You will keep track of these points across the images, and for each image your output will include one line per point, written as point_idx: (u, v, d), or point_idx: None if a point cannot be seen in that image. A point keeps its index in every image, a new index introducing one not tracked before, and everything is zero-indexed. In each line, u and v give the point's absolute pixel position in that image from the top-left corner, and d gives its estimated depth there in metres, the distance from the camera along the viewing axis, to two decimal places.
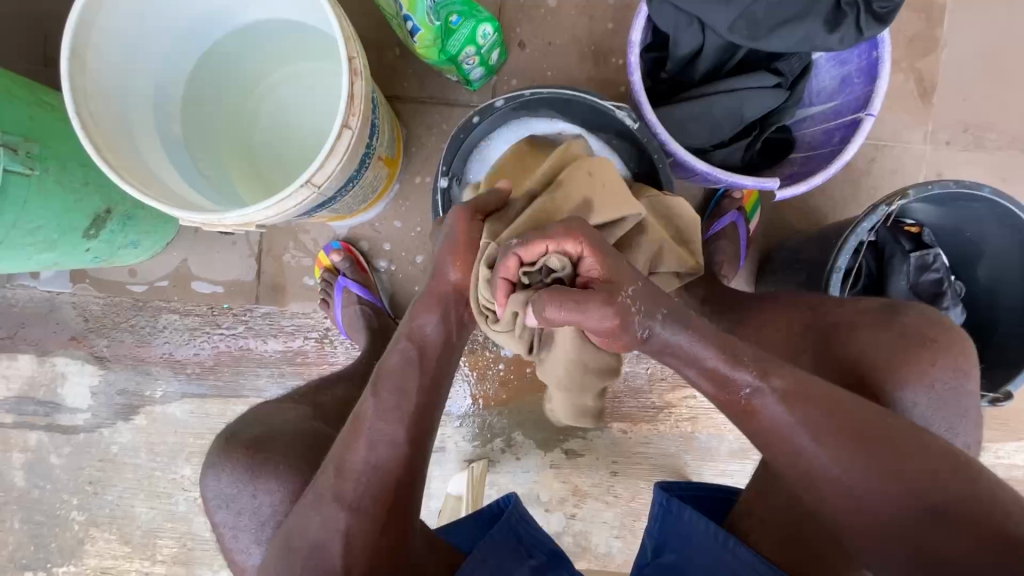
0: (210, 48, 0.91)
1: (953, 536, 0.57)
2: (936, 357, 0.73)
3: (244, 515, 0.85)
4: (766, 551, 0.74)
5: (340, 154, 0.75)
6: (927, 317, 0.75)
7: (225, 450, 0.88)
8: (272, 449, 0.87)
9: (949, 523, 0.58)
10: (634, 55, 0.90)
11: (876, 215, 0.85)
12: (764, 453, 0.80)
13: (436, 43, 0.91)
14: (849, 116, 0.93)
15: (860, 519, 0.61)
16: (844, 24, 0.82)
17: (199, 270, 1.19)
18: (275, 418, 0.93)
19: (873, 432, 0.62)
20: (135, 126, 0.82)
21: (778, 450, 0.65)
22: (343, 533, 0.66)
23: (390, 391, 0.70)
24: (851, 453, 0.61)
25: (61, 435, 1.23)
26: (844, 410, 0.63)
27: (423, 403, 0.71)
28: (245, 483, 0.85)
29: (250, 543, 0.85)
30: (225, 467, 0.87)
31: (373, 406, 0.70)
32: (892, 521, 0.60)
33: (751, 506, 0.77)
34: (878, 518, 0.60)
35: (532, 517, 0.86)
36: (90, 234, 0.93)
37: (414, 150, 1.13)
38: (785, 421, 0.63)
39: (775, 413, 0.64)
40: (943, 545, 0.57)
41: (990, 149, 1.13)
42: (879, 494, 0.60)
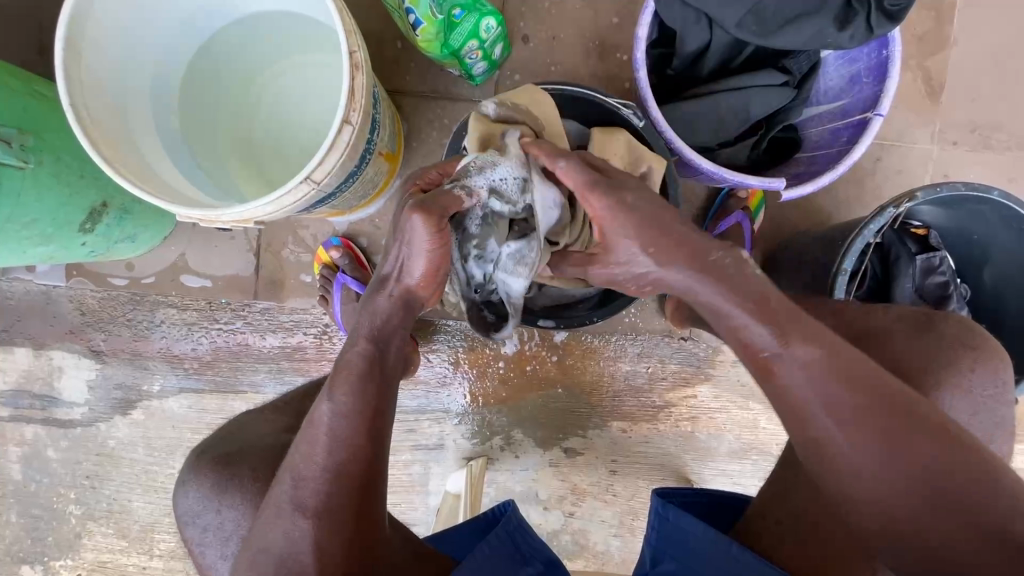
0: (209, 39, 0.89)
1: (952, 526, 0.55)
2: (977, 361, 0.71)
3: (210, 531, 0.84)
4: (778, 556, 0.71)
5: (341, 150, 0.73)
6: (966, 325, 0.74)
7: (196, 466, 0.88)
8: (241, 464, 0.86)
9: (952, 512, 0.55)
10: (640, 51, 0.89)
11: (884, 217, 0.84)
12: (786, 454, 0.77)
13: (439, 37, 0.90)
14: (856, 116, 0.92)
15: (862, 495, 0.59)
16: (854, 22, 0.81)
17: (197, 264, 1.18)
18: (254, 431, 0.92)
19: (900, 399, 0.59)
20: (132, 119, 0.81)
21: (796, 420, 0.62)
22: (295, 544, 0.63)
23: (345, 389, 0.68)
24: (860, 423, 0.59)
25: (57, 429, 1.22)
26: (875, 386, 0.59)
27: (377, 404, 0.68)
28: (211, 500, 0.84)
29: (218, 559, 0.84)
30: (194, 485, 0.86)
31: (329, 409, 0.67)
32: (897, 495, 0.57)
33: (765, 509, 0.75)
34: (886, 498, 0.58)
35: (530, 523, 0.85)
36: (85, 228, 0.91)
37: (414, 145, 1.11)
38: (807, 384, 0.61)
39: (800, 375, 0.61)
40: (940, 533, 0.55)
41: (998, 149, 1.11)
42: (897, 475, 0.57)
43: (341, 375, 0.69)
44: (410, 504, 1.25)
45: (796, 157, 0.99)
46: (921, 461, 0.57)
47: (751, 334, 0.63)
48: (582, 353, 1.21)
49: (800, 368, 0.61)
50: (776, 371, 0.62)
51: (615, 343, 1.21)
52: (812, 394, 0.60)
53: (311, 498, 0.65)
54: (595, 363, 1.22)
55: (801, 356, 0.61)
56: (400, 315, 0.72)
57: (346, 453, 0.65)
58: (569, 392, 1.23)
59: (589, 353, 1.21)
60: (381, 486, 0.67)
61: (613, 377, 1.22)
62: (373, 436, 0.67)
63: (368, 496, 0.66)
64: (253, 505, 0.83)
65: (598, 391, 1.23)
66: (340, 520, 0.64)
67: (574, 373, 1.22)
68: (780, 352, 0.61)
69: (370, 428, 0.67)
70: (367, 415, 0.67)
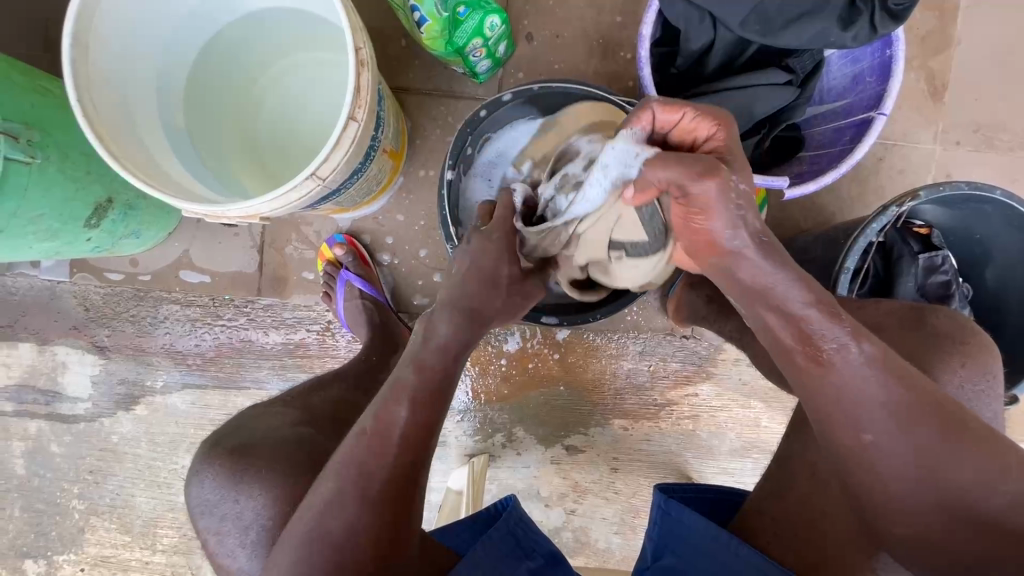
0: (213, 37, 0.89)
1: (982, 536, 0.58)
2: (967, 357, 0.71)
3: (217, 524, 0.85)
4: (777, 552, 0.71)
5: (347, 146, 0.74)
6: (956, 319, 0.74)
7: (209, 456, 0.88)
8: (259, 454, 0.86)
9: (982, 524, 0.59)
10: (644, 49, 0.89)
11: (886, 216, 0.84)
12: (782, 450, 0.78)
13: (443, 35, 0.90)
14: (859, 115, 0.92)
15: (901, 504, 0.60)
16: (858, 22, 0.81)
17: (200, 261, 1.18)
18: (259, 426, 0.92)
19: (952, 412, 0.60)
20: (138, 116, 0.81)
21: (845, 422, 0.61)
22: (318, 532, 0.64)
23: (422, 402, 0.69)
24: (915, 436, 0.59)
25: (61, 424, 1.23)
26: (927, 392, 0.60)
27: (439, 411, 0.71)
28: (227, 489, 0.85)
29: (236, 547, 0.84)
30: (210, 474, 0.86)
31: (407, 418, 0.68)
32: (934, 505, 0.59)
33: (763, 505, 0.75)
34: (927, 509, 0.59)
35: (531, 516, 0.86)
36: (91, 224, 0.92)
37: (418, 142, 1.12)
38: (867, 391, 0.60)
39: (860, 385, 0.60)
40: (970, 543, 0.58)
41: (1000, 149, 1.12)
42: (936, 482, 0.59)
43: (417, 387, 0.70)
44: None
45: (799, 156, 0.99)
46: (966, 475, 0.59)
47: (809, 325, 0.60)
48: (585, 351, 1.22)
49: (856, 363, 0.60)
50: (832, 365, 0.60)
51: (617, 341, 1.21)
52: (868, 391, 0.60)
53: None
54: (597, 361, 1.22)
55: (861, 354, 0.59)
56: (471, 334, 0.77)
57: (393, 451, 0.66)
58: (571, 390, 1.23)
59: (591, 351, 1.22)
60: (422, 484, 0.69)
61: (614, 375, 1.23)
62: (422, 436, 0.68)
63: (402, 489, 0.66)
64: (255, 500, 0.83)
65: (600, 389, 1.23)
66: (385, 510, 0.65)
67: (576, 371, 1.23)
68: (842, 347, 0.60)
69: (423, 430, 0.68)
70: (433, 423, 0.70)
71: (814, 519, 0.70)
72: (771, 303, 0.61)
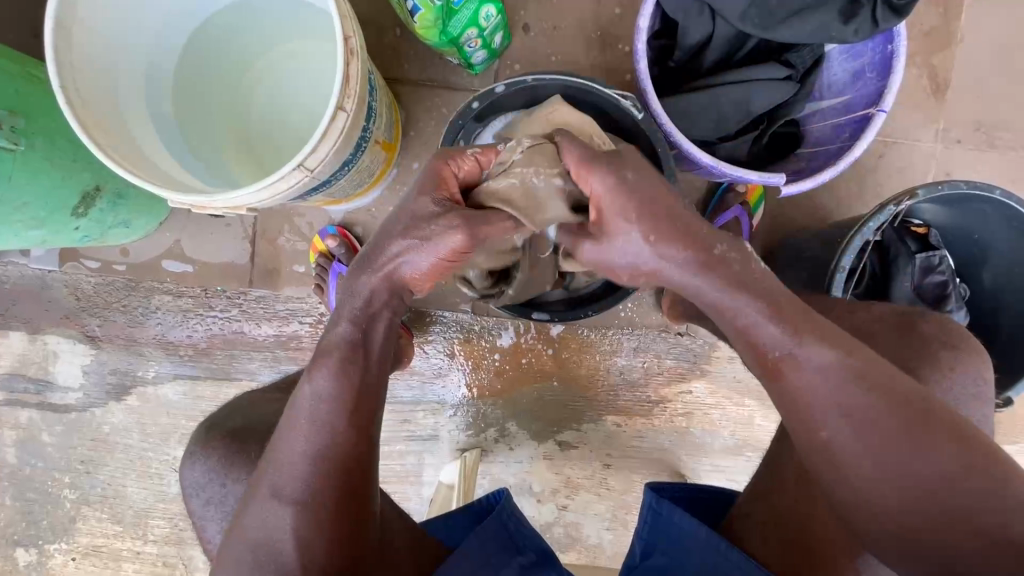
0: (202, 25, 0.88)
1: (950, 530, 0.56)
2: (957, 361, 0.70)
3: (211, 504, 0.85)
4: (762, 556, 0.71)
5: (335, 137, 0.72)
6: (945, 324, 0.72)
7: (205, 440, 0.87)
8: (248, 439, 0.86)
9: (953, 518, 0.56)
10: (641, 41, 0.87)
11: (884, 214, 0.83)
12: (767, 452, 0.78)
13: (437, 24, 0.86)
14: (859, 111, 0.91)
15: (865, 497, 0.59)
16: (860, 16, 0.79)
17: (192, 251, 1.17)
18: (254, 412, 0.91)
19: (912, 405, 0.59)
20: (125, 104, 0.80)
21: (804, 416, 0.62)
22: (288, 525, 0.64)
23: (327, 374, 0.67)
24: (869, 430, 0.59)
25: (52, 413, 1.22)
26: (897, 389, 0.60)
27: (357, 389, 0.68)
28: (217, 473, 0.84)
29: (217, 532, 0.85)
30: (202, 457, 0.86)
31: (311, 393, 0.67)
32: (895, 495, 0.58)
33: (750, 507, 0.74)
34: (887, 503, 0.59)
35: (523, 513, 0.84)
36: (78, 212, 0.90)
37: (413, 135, 1.10)
38: (819, 389, 0.60)
39: (809, 377, 0.61)
40: (936, 536, 0.57)
41: (1002, 148, 1.10)
42: (894, 473, 0.58)
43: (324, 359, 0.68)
44: (404, 494, 1.25)
45: (798, 153, 0.97)
46: (927, 466, 0.57)
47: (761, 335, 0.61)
48: (579, 346, 1.21)
49: (811, 371, 0.60)
50: (788, 370, 0.61)
51: (612, 337, 1.21)
52: (821, 391, 0.60)
53: (301, 480, 0.64)
54: (592, 357, 1.21)
55: (816, 358, 0.60)
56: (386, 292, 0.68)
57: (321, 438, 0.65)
58: (564, 385, 1.22)
59: (586, 347, 1.21)
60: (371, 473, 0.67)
61: (609, 371, 1.22)
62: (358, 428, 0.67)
63: (354, 485, 0.65)
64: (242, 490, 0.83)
65: (594, 385, 1.22)
66: (333, 503, 0.64)
67: (570, 367, 1.22)
68: (794, 352, 0.61)
69: (351, 412, 0.67)
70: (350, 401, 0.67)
71: (801, 522, 0.69)
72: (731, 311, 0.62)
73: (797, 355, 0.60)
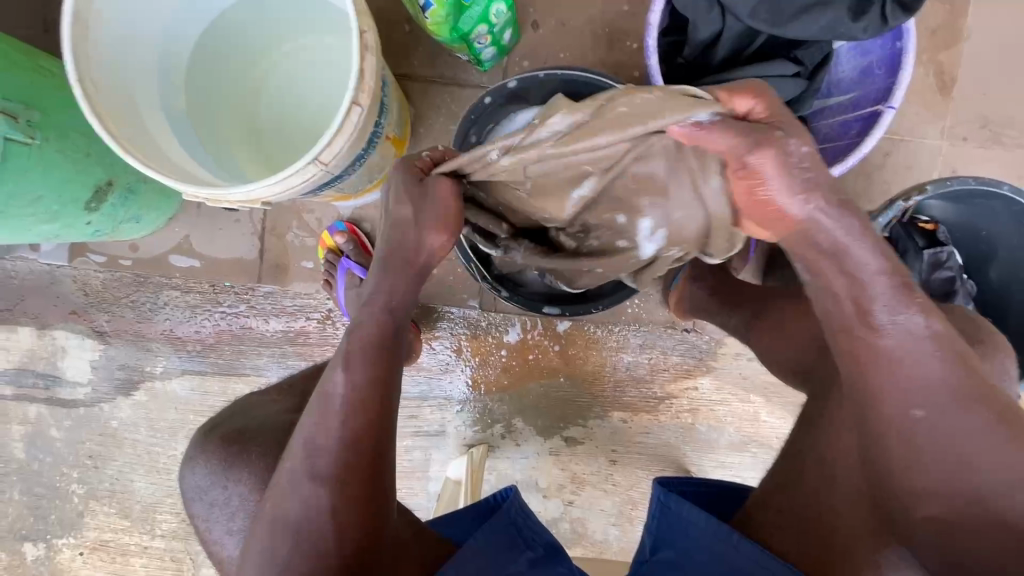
0: (214, 20, 0.88)
1: (997, 534, 0.54)
2: (986, 355, 0.69)
3: (216, 506, 0.85)
4: (780, 547, 0.69)
5: (350, 131, 0.72)
6: (971, 318, 0.73)
7: (203, 444, 0.88)
8: (248, 441, 0.86)
9: (1005, 522, 0.54)
10: (651, 38, 0.87)
11: (893, 210, 0.85)
12: (784, 448, 0.77)
13: (448, 20, 0.87)
14: (868, 108, 0.91)
15: (915, 484, 0.57)
16: (869, 13, 0.80)
17: (201, 246, 1.17)
18: (259, 412, 0.91)
19: (998, 401, 0.57)
20: (138, 98, 0.80)
21: (887, 388, 0.59)
22: (295, 522, 0.64)
23: (361, 361, 0.70)
24: (953, 418, 0.56)
25: (60, 409, 1.23)
26: (979, 380, 0.58)
27: (385, 377, 0.70)
28: (220, 475, 0.85)
29: (224, 534, 0.85)
30: (202, 460, 0.87)
31: (343, 381, 0.68)
32: (954, 491, 0.55)
33: (768, 499, 0.74)
34: (939, 495, 0.56)
35: (531, 508, 0.86)
36: (90, 207, 0.91)
37: (421, 131, 1.11)
38: (918, 362, 0.59)
39: (909, 351, 0.59)
40: (980, 538, 0.54)
41: (1008, 146, 1.11)
42: (958, 469, 0.55)
43: (359, 344, 0.71)
44: (410, 490, 1.25)
45: None
46: (999, 466, 0.54)
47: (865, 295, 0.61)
48: (585, 343, 1.22)
49: (900, 332, 0.59)
50: (880, 331, 0.60)
51: (618, 333, 1.21)
52: (914, 367, 0.59)
53: (316, 473, 0.65)
54: (598, 353, 1.22)
55: (910, 322, 0.59)
56: (414, 288, 0.75)
57: (356, 424, 0.67)
58: (570, 381, 1.23)
59: (592, 343, 1.22)
60: (387, 472, 0.67)
61: (615, 367, 1.22)
62: (377, 414, 0.68)
63: (373, 472, 0.66)
64: (255, 483, 0.83)
65: (600, 381, 1.23)
66: (344, 504, 0.63)
67: (576, 363, 1.22)
68: (883, 322, 0.60)
69: (378, 401, 0.68)
70: (375, 390, 0.69)
71: (824, 515, 0.68)
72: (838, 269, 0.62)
73: (889, 325, 0.60)
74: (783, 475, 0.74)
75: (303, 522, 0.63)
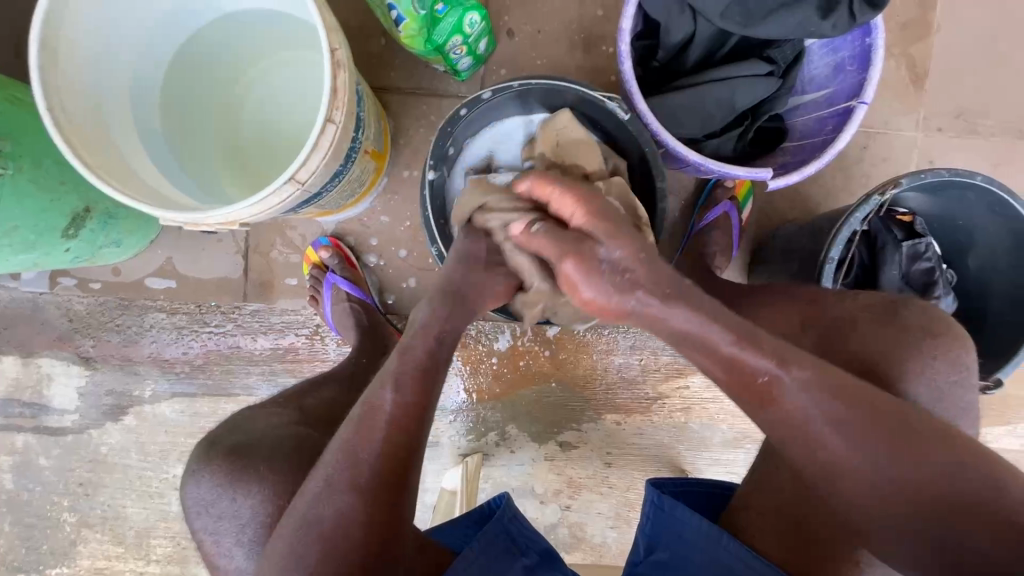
0: (189, 40, 0.88)
1: (976, 525, 0.57)
2: (937, 349, 0.71)
3: (223, 519, 0.82)
4: (761, 546, 0.72)
5: (326, 149, 0.72)
6: (929, 311, 0.74)
7: (206, 456, 0.86)
8: (252, 455, 0.84)
9: (975, 509, 0.57)
10: (624, 43, 0.87)
11: (869, 205, 0.84)
12: (762, 447, 0.79)
13: (421, 33, 0.88)
14: (841, 104, 0.92)
15: (881, 515, 0.61)
16: (837, 11, 0.81)
17: (185, 268, 1.17)
18: (258, 423, 0.90)
19: (890, 413, 0.62)
20: (114, 123, 0.80)
21: (805, 437, 0.63)
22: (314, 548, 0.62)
23: (411, 382, 0.68)
24: (866, 441, 0.61)
25: (48, 437, 1.22)
26: (870, 400, 0.63)
27: (429, 400, 0.69)
28: (226, 487, 0.83)
29: (233, 547, 0.82)
30: (207, 473, 0.84)
31: (393, 398, 0.67)
32: (913, 508, 0.59)
33: (748, 500, 0.76)
34: (907, 515, 0.60)
35: (521, 515, 0.84)
36: (68, 234, 0.90)
37: (402, 142, 1.11)
38: (812, 411, 0.62)
39: (801, 401, 0.62)
40: (967, 539, 0.57)
41: (983, 135, 1.12)
42: (897, 484, 0.60)
43: (405, 364, 0.70)
44: None
45: (783, 147, 0.98)
46: (926, 470, 0.59)
47: (747, 360, 0.62)
48: (576, 347, 1.22)
49: (796, 390, 0.62)
50: (775, 395, 0.62)
51: (608, 336, 1.22)
52: (814, 419, 0.62)
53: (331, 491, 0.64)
54: (588, 357, 1.22)
55: (796, 379, 0.62)
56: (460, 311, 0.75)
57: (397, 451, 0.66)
58: (562, 386, 1.23)
59: (583, 347, 1.22)
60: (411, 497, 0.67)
61: (606, 370, 1.23)
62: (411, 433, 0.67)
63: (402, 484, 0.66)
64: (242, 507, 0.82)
65: (592, 384, 1.23)
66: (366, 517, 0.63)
67: (567, 368, 1.23)
68: (778, 375, 0.62)
69: (418, 418, 0.68)
70: (417, 408, 0.68)
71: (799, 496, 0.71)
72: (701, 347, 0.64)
73: (783, 377, 0.62)
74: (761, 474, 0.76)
75: (328, 547, 0.62)
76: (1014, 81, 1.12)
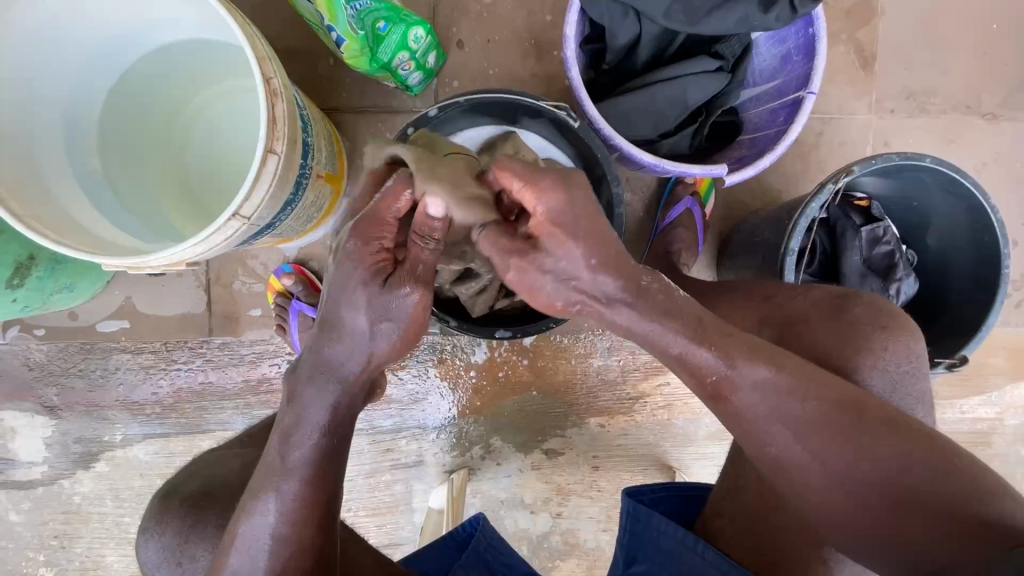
0: (123, 76, 0.85)
1: (928, 519, 0.57)
2: (889, 341, 0.72)
3: None
4: (732, 551, 0.73)
5: (269, 180, 0.70)
6: (876, 304, 0.74)
7: (157, 515, 0.83)
8: (207, 508, 0.81)
9: (928, 507, 0.57)
10: (570, 50, 0.87)
11: (825, 193, 0.85)
12: (731, 451, 0.79)
13: (364, 53, 0.86)
14: (791, 95, 0.92)
15: (832, 511, 0.62)
16: (778, 3, 0.81)
17: (147, 306, 1.14)
18: (221, 467, 0.87)
19: (845, 405, 0.62)
20: (47, 169, 0.77)
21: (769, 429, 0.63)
22: None
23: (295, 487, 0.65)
24: (816, 442, 0.62)
25: (18, 491, 1.17)
26: (833, 391, 0.63)
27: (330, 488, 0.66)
28: (176, 549, 0.80)
29: None
30: (157, 533, 0.81)
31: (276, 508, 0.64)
32: (864, 504, 0.60)
33: (721, 506, 0.76)
34: (856, 512, 0.60)
35: (501, 536, 0.87)
36: (13, 284, 0.86)
37: (359, 162, 1.09)
38: (758, 403, 0.63)
39: (750, 394, 0.63)
40: (918, 532, 0.57)
41: (933, 113, 1.14)
42: (849, 478, 0.60)
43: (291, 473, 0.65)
44: (395, 524, 1.23)
45: (739, 141, 0.99)
46: (876, 464, 0.60)
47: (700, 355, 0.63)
48: (553, 353, 1.21)
49: (749, 387, 0.63)
50: (730, 388, 0.64)
51: (584, 340, 1.21)
52: (766, 416, 0.63)
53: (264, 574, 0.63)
54: (567, 362, 1.22)
55: (751, 372, 0.63)
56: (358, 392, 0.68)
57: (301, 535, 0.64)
58: (543, 394, 1.22)
59: (560, 352, 1.21)
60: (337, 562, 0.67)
61: (586, 374, 1.22)
62: (321, 515, 0.66)
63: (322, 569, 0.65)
64: (198, 563, 0.78)
65: (573, 389, 1.22)
66: None
67: (547, 375, 1.22)
68: (728, 375, 0.63)
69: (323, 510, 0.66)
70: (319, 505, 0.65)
71: (764, 494, 0.72)
72: (655, 340, 0.64)
73: (733, 374, 0.63)
74: (731, 479, 0.76)
75: None
76: (959, 59, 1.14)
